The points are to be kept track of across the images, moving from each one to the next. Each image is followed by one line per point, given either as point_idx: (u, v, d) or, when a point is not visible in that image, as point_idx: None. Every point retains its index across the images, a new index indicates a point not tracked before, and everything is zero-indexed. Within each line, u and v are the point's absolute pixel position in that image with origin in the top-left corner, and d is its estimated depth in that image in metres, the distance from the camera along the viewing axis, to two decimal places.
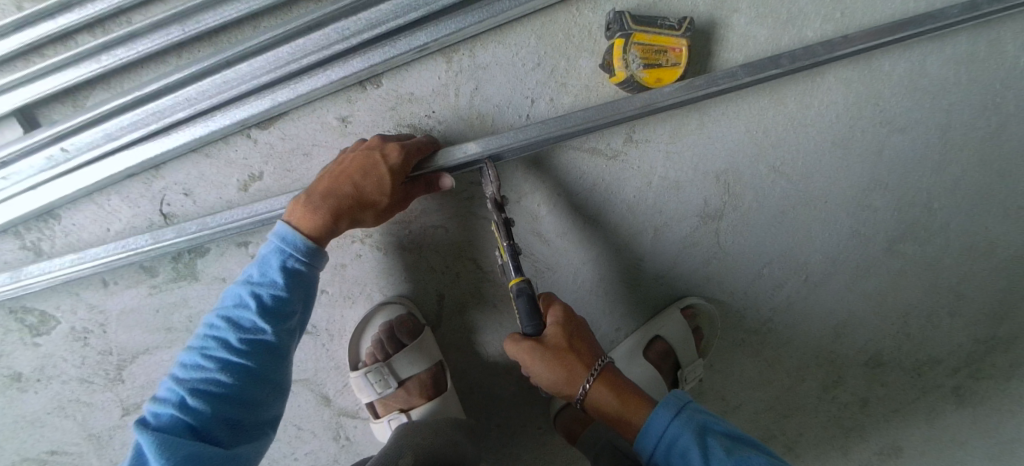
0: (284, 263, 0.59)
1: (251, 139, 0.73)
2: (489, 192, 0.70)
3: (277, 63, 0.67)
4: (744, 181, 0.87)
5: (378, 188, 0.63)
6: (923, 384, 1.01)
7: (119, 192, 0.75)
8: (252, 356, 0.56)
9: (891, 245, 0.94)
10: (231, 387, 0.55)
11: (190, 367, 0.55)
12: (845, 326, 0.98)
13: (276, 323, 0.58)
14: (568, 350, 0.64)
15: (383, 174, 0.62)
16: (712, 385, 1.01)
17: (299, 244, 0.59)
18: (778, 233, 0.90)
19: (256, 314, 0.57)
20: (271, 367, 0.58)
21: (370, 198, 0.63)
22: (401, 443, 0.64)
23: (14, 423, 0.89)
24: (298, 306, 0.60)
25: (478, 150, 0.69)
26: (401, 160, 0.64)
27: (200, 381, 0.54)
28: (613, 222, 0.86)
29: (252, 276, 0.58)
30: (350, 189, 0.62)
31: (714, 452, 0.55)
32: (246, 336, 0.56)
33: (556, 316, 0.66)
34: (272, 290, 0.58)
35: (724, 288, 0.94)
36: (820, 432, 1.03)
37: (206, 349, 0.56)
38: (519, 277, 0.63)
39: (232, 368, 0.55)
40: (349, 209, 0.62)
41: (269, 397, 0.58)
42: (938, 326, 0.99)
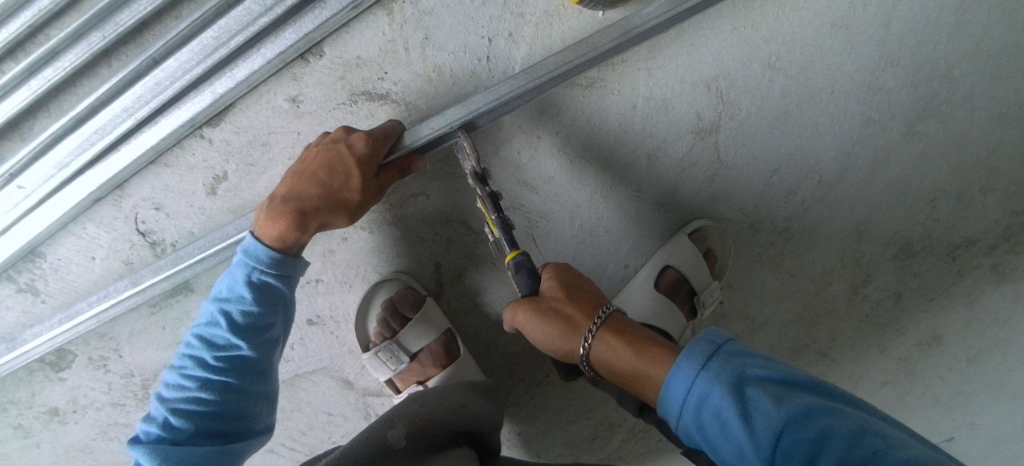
0: (249, 277, 0.58)
1: (205, 139, 0.70)
2: (466, 167, 0.65)
3: (206, 50, 0.63)
4: (738, 87, 0.80)
5: (346, 183, 0.60)
6: (959, 268, 0.96)
7: (93, 219, 0.74)
8: (231, 372, 0.57)
9: (909, 127, 0.86)
10: (213, 403, 0.56)
11: (172, 385, 0.57)
12: (868, 221, 0.92)
13: (251, 339, 0.58)
14: (567, 300, 0.60)
15: (348, 167, 0.59)
16: (734, 306, 0.96)
17: (263, 257, 0.58)
18: (782, 136, 0.84)
19: (228, 332, 0.57)
20: (254, 379, 0.59)
21: (339, 195, 0.60)
22: (392, 412, 0.57)
23: (65, 453, 0.92)
24: (272, 320, 0.59)
25: (447, 125, 0.63)
26: (367, 149, 0.60)
27: (183, 400, 0.56)
28: (602, 156, 0.81)
29: (222, 292, 0.59)
30: (317, 190, 0.60)
31: (758, 408, 0.45)
32: (222, 353, 0.57)
33: (556, 273, 0.64)
34: (241, 307, 0.57)
35: (732, 205, 0.88)
36: (854, 333, 0.99)
37: (185, 368, 0.57)
38: (516, 251, 0.62)
39: (213, 386, 0.56)
40: (316, 211, 0.59)
41: (256, 407, 0.59)
42: (970, 205, 0.92)
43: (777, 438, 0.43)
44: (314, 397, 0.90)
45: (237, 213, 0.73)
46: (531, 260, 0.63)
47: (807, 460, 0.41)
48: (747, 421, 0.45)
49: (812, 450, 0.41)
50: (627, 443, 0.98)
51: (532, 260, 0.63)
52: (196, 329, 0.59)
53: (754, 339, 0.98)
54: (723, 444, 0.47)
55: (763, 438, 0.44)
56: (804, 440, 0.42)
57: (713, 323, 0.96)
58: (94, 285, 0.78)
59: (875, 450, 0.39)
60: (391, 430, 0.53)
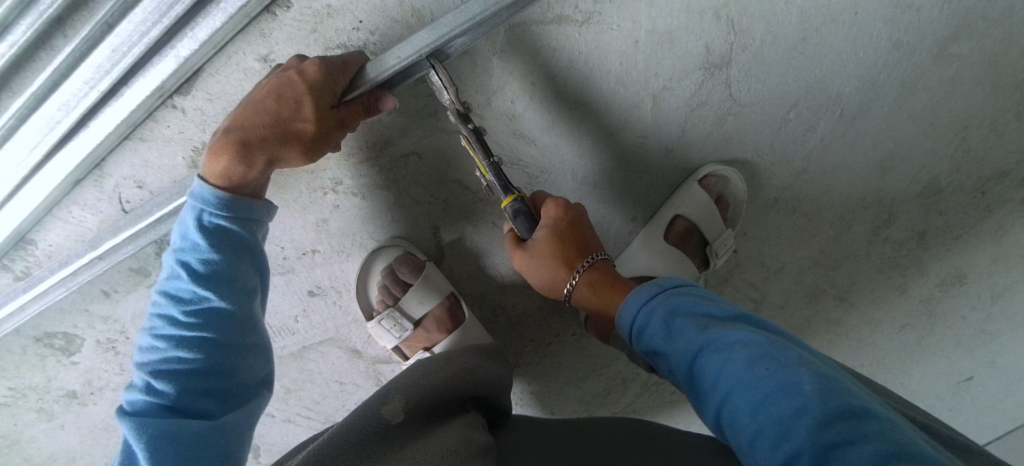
0: (201, 220, 0.53)
1: (178, 109, 0.65)
2: (443, 101, 0.60)
3: (159, 9, 0.56)
4: (751, 13, 0.72)
5: (298, 112, 0.55)
6: (989, 202, 0.89)
7: (76, 201, 0.71)
8: (205, 325, 0.52)
9: (942, 48, 0.78)
10: (196, 361, 0.51)
11: (149, 350, 0.53)
12: (892, 157, 0.85)
13: (218, 285, 0.53)
14: (552, 252, 0.64)
15: (298, 93, 0.55)
16: (748, 254, 0.92)
17: (211, 198, 0.53)
18: (800, 67, 0.77)
19: (191, 281, 0.52)
20: (234, 330, 0.54)
21: (290, 125, 0.56)
22: (389, 385, 0.53)
23: (91, 432, 0.95)
24: (239, 262, 0.54)
25: (414, 53, 0.58)
26: (318, 73, 0.55)
27: (161, 362, 0.51)
28: (603, 102, 0.75)
29: (177, 243, 0.54)
30: (265, 119, 0.56)
31: (684, 337, 0.46)
32: (190, 307, 0.52)
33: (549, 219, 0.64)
34: (199, 254, 0.52)
35: (745, 146, 0.82)
36: (874, 276, 0.95)
37: (157, 329, 0.53)
38: (509, 198, 0.60)
39: (189, 342, 0.52)
40: (265, 143, 0.56)
41: (245, 360, 0.54)
42: (1005, 133, 0.85)
43: (692, 363, 0.44)
44: (323, 368, 0.89)
45: None
46: (526, 204, 0.61)
47: (713, 381, 0.42)
48: (672, 348, 0.47)
49: (716, 375, 0.42)
50: (641, 397, 0.97)
51: (528, 205, 0.62)
52: (160, 288, 0.54)
53: (769, 288, 0.94)
54: (663, 367, 0.50)
55: (682, 360, 0.45)
56: (712, 367, 0.42)
57: (727, 273, 0.92)
58: None
59: (774, 370, 0.39)
60: (389, 404, 0.49)
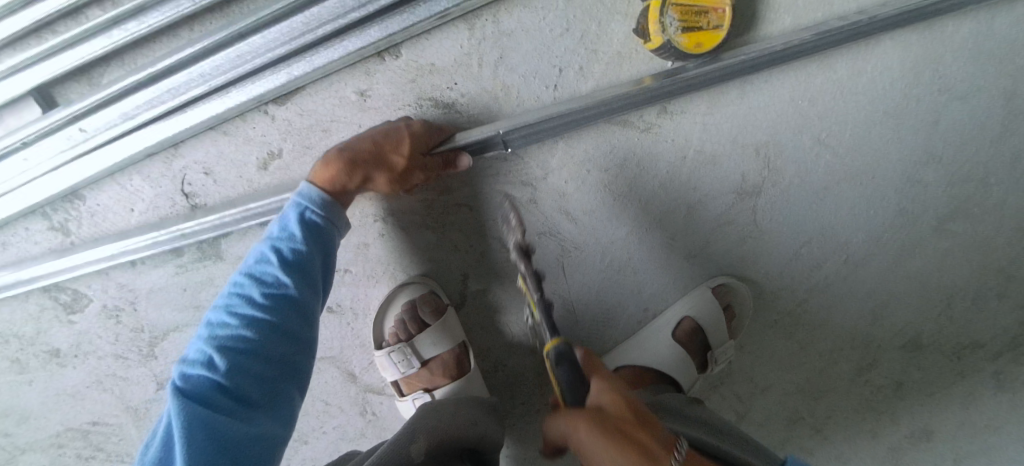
0: (303, 217, 0.62)
1: (268, 116, 0.71)
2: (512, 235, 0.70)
3: (291, 33, 0.65)
4: (786, 156, 0.82)
5: (398, 147, 0.64)
6: (962, 368, 0.96)
7: (140, 172, 0.74)
8: (276, 313, 0.59)
9: (940, 223, 0.88)
10: (255, 345, 0.58)
11: (218, 325, 0.59)
12: (884, 307, 0.93)
13: (297, 280, 0.60)
14: (636, 423, 0.55)
15: (402, 133, 0.65)
16: (741, 367, 0.96)
17: (315, 197, 0.62)
18: (819, 210, 0.85)
19: (278, 268, 0.59)
20: (294, 325, 0.60)
21: (388, 156, 0.64)
22: (415, 425, 0.61)
23: (55, 396, 0.90)
24: (318, 265, 0.62)
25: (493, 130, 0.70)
26: (421, 127, 0.66)
27: (228, 339, 0.58)
28: (643, 200, 0.82)
29: (274, 232, 0.62)
30: (369, 145, 0.64)
31: None
32: (269, 292, 0.60)
33: (604, 381, 0.60)
34: (292, 247, 0.61)
35: (758, 268, 0.89)
36: (851, 414, 0.99)
37: (232, 307, 0.60)
38: (558, 339, 0.61)
39: (258, 326, 0.58)
40: (363, 163, 0.64)
41: (295, 355, 0.61)
42: (985, 309, 0.93)
43: None
44: (314, 384, 0.89)
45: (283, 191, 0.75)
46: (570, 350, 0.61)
47: None
48: None
49: None
50: None
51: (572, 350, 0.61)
52: (245, 268, 0.62)
53: (753, 404, 0.98)
54: None
55: None
56: None
57: (718, 380, 0.97)
58: (128, 236, 0.77)
59: None
60: (415, 443, 0.58)
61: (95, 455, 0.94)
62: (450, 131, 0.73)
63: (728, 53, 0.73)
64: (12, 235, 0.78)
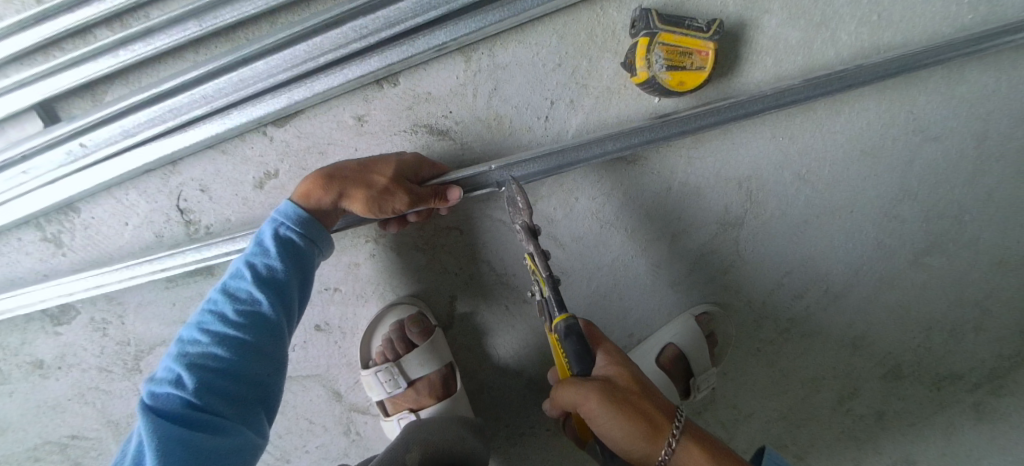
0: (277, 233, 0.63)
1: (267, 137, 0.73)
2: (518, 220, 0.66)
3: (293, 61, 0.68)
4: (768, 189, 0.85)
5: (381, 168, 0.66)
6: (942, 399, 0.97)
7: (137, 187, 0.75)
8: (249, 328, 0.58)
9: (916, 257, 0.91)
10: (227, 361, 0.56)
11: (187, 342, 0.57)
12: (864, 337, 0.95)
13: (271, 294, 0.60)
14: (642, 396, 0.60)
15: (391, 158, 0.67)
16: (724, 394, 0.98)
17: (293, 214, 0.63)
18: (800, 242, 0.88)
19: (252, 283, 0.59)
20: (268, 340, 0.59)
21: (369, 175, 0.66)
22: (410, 437, 0.67)
23: (36, 408, 0.89)
24: (294, 279, 0.62)
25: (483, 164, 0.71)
26: (412, 156, 0.69)
27: (198, 356, 0.56)
28: (630, 227, 0.85)
29: (249, 250, 0.62)
30: (355, 165, 0.67)
31: None
32: (243, 308, 0.59)
33: (611, 355, 0.63)
34: (267, 262, 0.61)
35: (741, 296, 0.92)
36: (833, 443, 1.00)
37: (204, 324, 0.58)
38: (564, 315, 0.60)
39: (229, 342, 0.57)
40: (342, 178, 0.65)
41: (267, 373, 0.59)
42: (962, 342, 0.95)
43: None
44: (300, 401, 0.89)
45: None
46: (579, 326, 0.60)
47: None
48: None
49: None
50: None
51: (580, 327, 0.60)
52: (219, 286, 0.61)
53: (736, 430, 0.99)
54: None
55: None
56: None
57: (702, 407, 0.98)
58: (120, 249, 0.78)
59: None
60: (410, 452, 0.64)
61: None
62: (444, 156, 0.75)
63: (712, 91, 0.77)
64: (3, 245, 0.78)
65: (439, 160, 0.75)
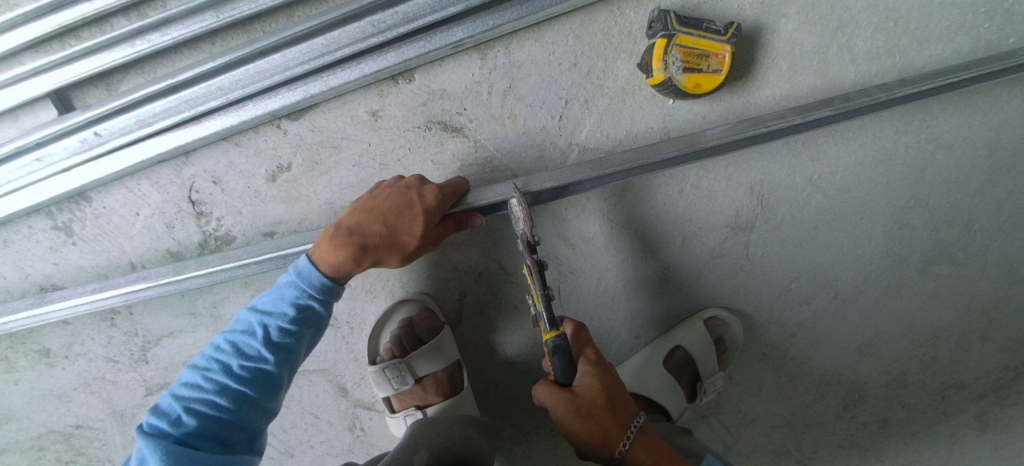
0: (295, 297, 0.60)
1: (281, 130, 0.73)
2: (517, 229, 0.63)
3: (310, 54, 0.68)
4: (779, 193, 0.85)
5: (411, 229, 0.63)
6: (946, 408, 0.97)
7: (149, 177, 0.75)
8: (253, 383, 0.58)
9: (925, 265, 0.91)
10: (226, 411, 0.56)
11: (192, 383, 0.57)
12: (870, 345, 0.95)
13: (278, 353, 0.59)
14: (606, 404, 0.63)
15: (417, 213, 0.63)
16: (729, 398, 0.98)
17: (315, 282, 0.60)
18: (810, 248, 0.88)
19: (263, 343, 0.58)
20: (267, 394, 0.59)
21: (400, 238, 0.63)
22: (417, 437, 0.67)
23: (41, 397, 0.89)
24: (302, 341, 0.61)
25: (506, 192, 0.68)
26: (436, 202, 0.64)
27: (200, 401, 0.56)
28: (640, 229, 0.85)
29: (265, 304, 0.60)
30: (382, 227, 0.62)
31: None
32: (250, 363, 0.58)
33: (590, 365, 0.66)
34: (280, 324, 0.59)
35: (750, 301, 0.91)
36: (836, 450, 0.99)
37: (210, 370, 0.58)
38: (553, 333, 0.64)
39: (232, 394, 0.57)
40: (375, 248, 0.62)
41: (260, 423, 0.60)
42: (969, 350, 0.95)
43: None
44: (305, 396, 0.89)
45: (289, 203, 0.76)
46: (565, 341, 0.64)
47: None
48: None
49: None
50: None
51: (566, 342, 0.64)
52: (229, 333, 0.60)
53: (740, 435, 0.98)
54: None
55: None
56: None
57: (706, 410, 0.98)
58: (130, 240, 0.78)
59: None
60: (418, 453, 0.63)
61: (74, 460, 0.92)
62: (457, 154, 0.75)
63: (727, 94, 0.77)
64: (14, 233, 0.78)
65: (451, 157, 0.75)
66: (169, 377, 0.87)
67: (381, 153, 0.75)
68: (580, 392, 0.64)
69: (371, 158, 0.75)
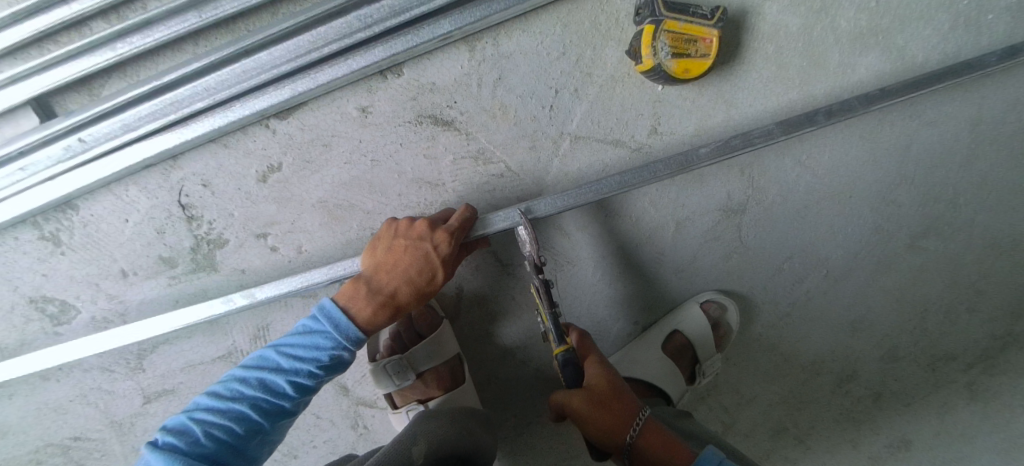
0: (329, 345, 0.62)
1: (270, 129, 0.73)
2: (525, 253, 0.69)
3: (297, 51, 0.67)
4: (769, 175, 0.86)
5: (435, 281, 0.66)
6: (937, 379, 0.99)
7: (137, 183, 0.74)
8: (272, 418, 0.59)
9: (913, 241, 0.92)
10: (242, 441, 0.57)
11: (210, 408, 0.57)
12: (862, 321, 0.97)
13: (301, 394, 0.61)
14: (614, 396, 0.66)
15: (438, 266, 0.65)
16: (727, 379, 0.99)
17: (351, 335, 0.62)
18: (801, 228, 0.89)
19: (291, 384, 0.59)
20: (279, 427, 0.61)
21: (426, 290, 0.66)
22: (416, 429, 0.68)
23: (37, 410, 0.88)
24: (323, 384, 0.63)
25: (512, 218, 0.69)
26: (450, 249, 0.65)
27: (219, 428, 0.56)
28: (634, 216, 0.85)
29: (297, 346, 0.61)
30: (409, 287, 0.65)
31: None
32: (274, 400, 0.59)
33: (597, 363, 0.69)
34: (311, 369, 0.60)
35: (744, 282, 0.92)
36: (832, 425, 1.01)
37: (232, 398, 0.58)
38: (562, 348, 0.67)
39: (251, 426, 0.57)
40: (406, 305, 0.66)
41: (265, 451, 0.61)
42: (957, 322, 0.97)
43: None
44: None
45: (282, 203, 0.75)
46: (573, 354, 0.67)
47: None
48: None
49: None
50: None
51: (574, 355, 0.67)
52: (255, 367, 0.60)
53: (739, 415, 1.00)
54: None
55: None
56: None
57: (705, 392, 0.99)
58: (121, 247, 0.76)
59: None
60: (416, 445, 0.64)
61: None
62: (449, 148, 0.75)
63: (716, 79, 0.77)
64: None
65: (443, 151, 0.75)
66: (167, 384, 0.87)
67: (372, 150, 0.74)
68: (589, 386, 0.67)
69: (363, 155, 0.74)
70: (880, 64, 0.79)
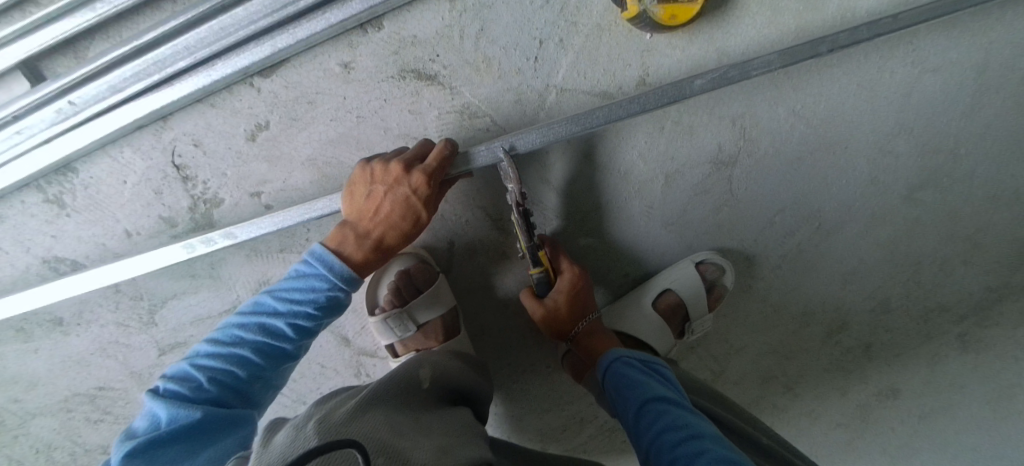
0: (325, 286, 0.65)
1: (254, 88, 0.73)
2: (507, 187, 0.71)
3: (274, 6, 0.67)
4: (761, 126, 0.84)
5: (419, 221, 0.70)
6: (929, 330, 1.00)
7: (131, 144, 0.76)
8: (274, 360, 0.63)
9: (910, 192, 0.91)
10: (246, 382, 0.60)
11: (212, 355, 0.61)
12: (854, 273, 0.97)
13: (300, 336, 0.64)
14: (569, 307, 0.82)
15: (420, 208, 0.68)
16: (717, 329, 1.02)
17: (343, 273, 0.65)
18: (794, 180, 0.88)
19: (290, 326, 0.63)
20: (282, 370, 0.64)
21: (412, 229, 0.70)
22: (417, 358, 0.70)
23: (62, 362, 0.94)
24: (321, 326, 0.67)
25: (493, 148, 0.70)
26: (429, 191, 0.67)
27: (222, 373, 0.59)
28: (623, 170, 0.85)
29: (292, 291, 0.64)
30: (395, 229, 0.69)
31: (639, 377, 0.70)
32: (274, 342, 0.62)
33: (565, 283, 0.81)
34: (308, 310, 0.64)
35: (735, 235, 0.93)
36: (821, 374, 1.04)
37: (233, 344, 0.61)
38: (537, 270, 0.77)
39: (254, 368, 0.61)
40: (396, 246, 0.70)
41: (270, 392, 0.64)
42: (951, 274, 0.97)
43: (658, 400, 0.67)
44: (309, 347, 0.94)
45: (272, 162, 0.77)
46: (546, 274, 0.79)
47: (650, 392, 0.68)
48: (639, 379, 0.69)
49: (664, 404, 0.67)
50: (594, 439, 1.02)
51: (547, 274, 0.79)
52: (252, 314, 0.63)
53: (728, 364, 1.03)
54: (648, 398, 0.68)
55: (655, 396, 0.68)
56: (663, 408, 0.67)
57: (695, 342, 1.02)
58: (122, 208, 0.79)
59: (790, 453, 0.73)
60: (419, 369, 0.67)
61: (102, 418, 0.98)
62: (434, 103, 0.75)
63: (706, 26, 0.75)
64: (7, 208, 0.80)
65: (428, 106, 0.75)
66: (180, 338, 0.92)
67: (357, 106, 0.75)
68: (553, 299, 0.82)
69: (348, 112, 0.75)
70: (882, 5, 0.75)
